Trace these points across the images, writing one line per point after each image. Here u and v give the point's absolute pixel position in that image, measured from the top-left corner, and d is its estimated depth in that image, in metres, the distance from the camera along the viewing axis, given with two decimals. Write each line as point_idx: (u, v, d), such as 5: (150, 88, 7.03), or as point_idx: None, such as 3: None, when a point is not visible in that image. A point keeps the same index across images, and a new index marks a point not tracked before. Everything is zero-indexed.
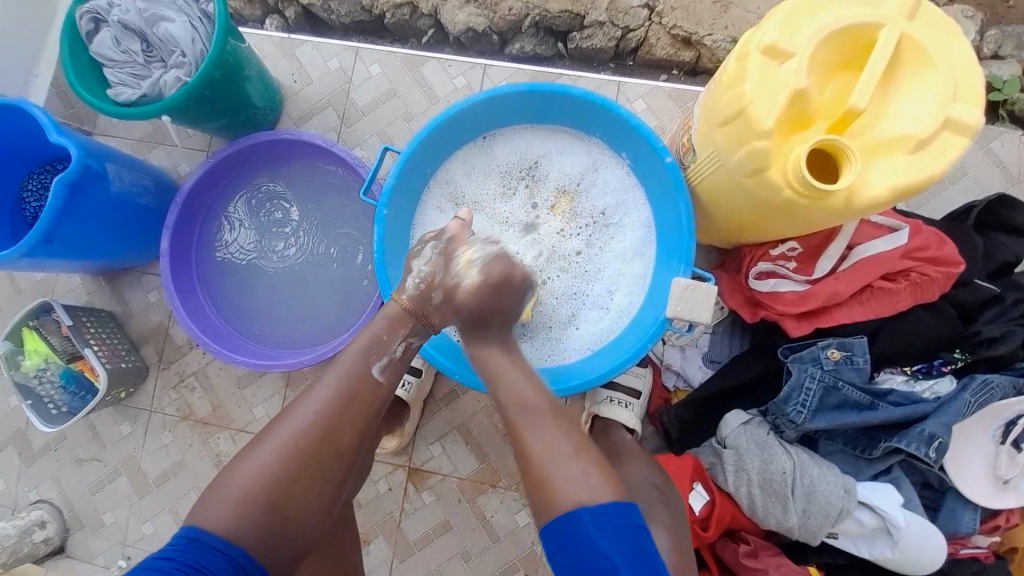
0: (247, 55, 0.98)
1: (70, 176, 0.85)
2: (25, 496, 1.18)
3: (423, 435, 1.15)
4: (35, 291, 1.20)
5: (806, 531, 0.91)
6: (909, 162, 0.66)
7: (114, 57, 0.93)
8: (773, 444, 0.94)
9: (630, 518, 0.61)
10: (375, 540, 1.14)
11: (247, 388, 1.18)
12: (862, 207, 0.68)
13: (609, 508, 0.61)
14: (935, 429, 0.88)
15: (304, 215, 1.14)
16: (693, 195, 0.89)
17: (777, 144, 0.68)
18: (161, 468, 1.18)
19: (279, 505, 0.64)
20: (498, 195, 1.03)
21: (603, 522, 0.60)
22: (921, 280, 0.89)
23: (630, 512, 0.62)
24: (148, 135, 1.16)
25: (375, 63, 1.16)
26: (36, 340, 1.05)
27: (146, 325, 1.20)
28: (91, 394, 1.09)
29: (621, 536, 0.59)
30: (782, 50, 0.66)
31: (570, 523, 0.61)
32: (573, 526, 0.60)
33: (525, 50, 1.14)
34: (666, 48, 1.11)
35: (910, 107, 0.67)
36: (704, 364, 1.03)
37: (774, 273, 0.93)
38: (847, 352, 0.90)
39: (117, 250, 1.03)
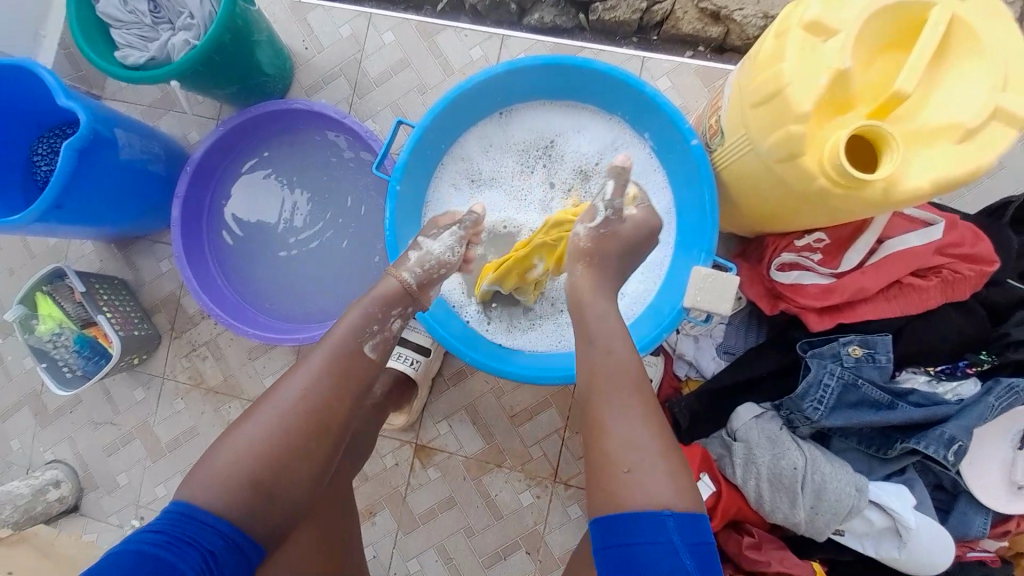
0: (257, 18, 0.94)
1: (79, 140, 0.84)
2: (42, 455, 1.21)
3: (430, 413, 1.16)
4: (47, 256, 1.20)
5: (813, 527, 0.90)
6: (956, 152, 0.62)
7: (121, 18, 0.90)
8: (785, 439, 0.92)
9: (701, 533, 0.60)
10: (380, 513, 1.16)
11: (258, 360, 1.19)
12: (901, 200, 0.64)
13: (690, 519, 0.60)
14: (955, 431, 0.85)
15: (315, 188, 1.12)
16: (718, 180, 0.86)
17: (814, 129, 0.64)
18: (173, 434, 1.20)
19: (275, 481, 0.64)
20: (514, 174, 1.00)
21: (689, 535, 0.59)
22: (953, 278, 0.85)
23: (700, 527, 0.61)
24: (157, 101, 1.14)
25: (388, 31, 1.12)
26: (49, 305, 1.06)
27: (158, 294, 1.20)
28: (105, 359, 1.10)
29: (694, 554, 0.59)
30: (826, 27, 0.62)
31: (638, 521, 0.60)
32: (657, 530, 0.59)
33: (544, 21, 1.09)
34: (694, 22, 1.04)
35: (962, 92, 0.62)
36: (718, 354, 1.00)
37: (797, 264, 0.89)
38: (869, 350, 0.88)
39: (129, 218, 1.02)
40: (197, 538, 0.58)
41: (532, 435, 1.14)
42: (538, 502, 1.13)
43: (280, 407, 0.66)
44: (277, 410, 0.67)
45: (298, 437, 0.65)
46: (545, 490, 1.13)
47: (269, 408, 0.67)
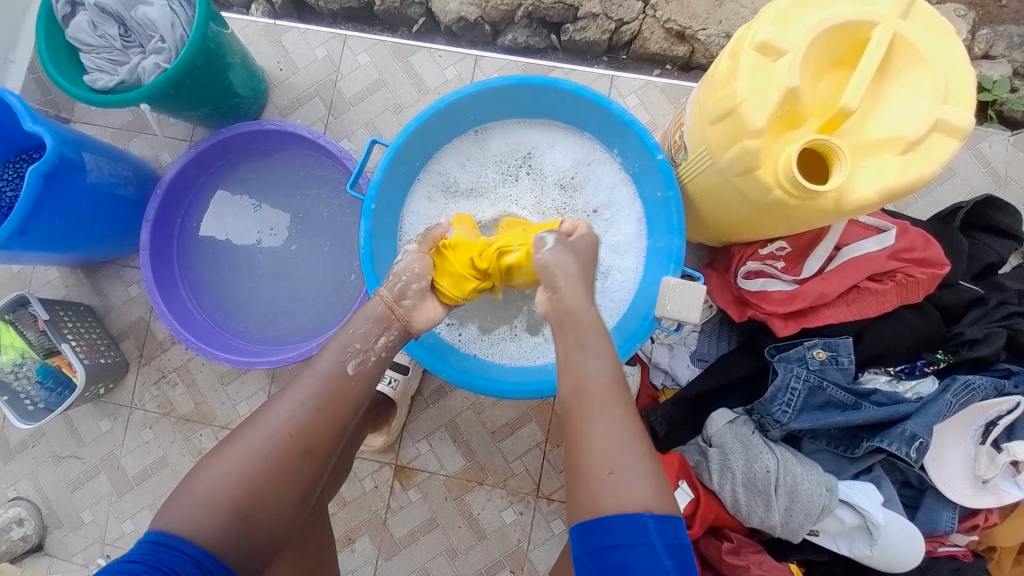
0: (229, 41, 0.95)
1: (44, 165, 0.83)
2: (1, 493, 1.15)
3: (410, 432, 1.15)
4: (10, 284, 1.16)
5: (788, 529, 0.91)
6: (899, 163, 0.66)
7: (90, 42, 0.90)
8: (757, 443, 0.94)
9: (676, 533, 0.59)
10: (360, 538, 1.13)
11: (230, 385, 1.16)
12: (852, 209, 0.67)
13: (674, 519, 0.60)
14: (916, 428, 0.88)
15: (289, 208, 1.12)
16: (684, 192, 0.89)
17: (769, 142, 0.67)
18: (142, 466, 1.15)
19: (247, 497, 0.61)
20: (489, 190, 1.02)
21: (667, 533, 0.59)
22: (907, 282, 0.89)
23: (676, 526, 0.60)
24: (128, 124, 1.13)
25: (363, 52, 1.14)
26: (11, 334, 1.03)
27: (127, 320, 1.17)
28: (69, 389, 1.07)
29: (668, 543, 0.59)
30: (776, 47, 0.65)
31: (614, 529, 0.58)
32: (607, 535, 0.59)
33: (518, 41, 1.12)
34: (661, 41, 1.09)
35: (901, 108, 0.66)
36: (692, 362, 1.03)
37: (762, 272, 0.93)
38: (832, 352, 0.91)
39: (97, 242, 1.00)
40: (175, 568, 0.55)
41: (513, 450, 1.14)
42: (521, 519, 1.12)
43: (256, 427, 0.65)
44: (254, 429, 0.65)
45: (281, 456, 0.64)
46: (528, 506, 1.13)
47: (257, 425, 0.65)
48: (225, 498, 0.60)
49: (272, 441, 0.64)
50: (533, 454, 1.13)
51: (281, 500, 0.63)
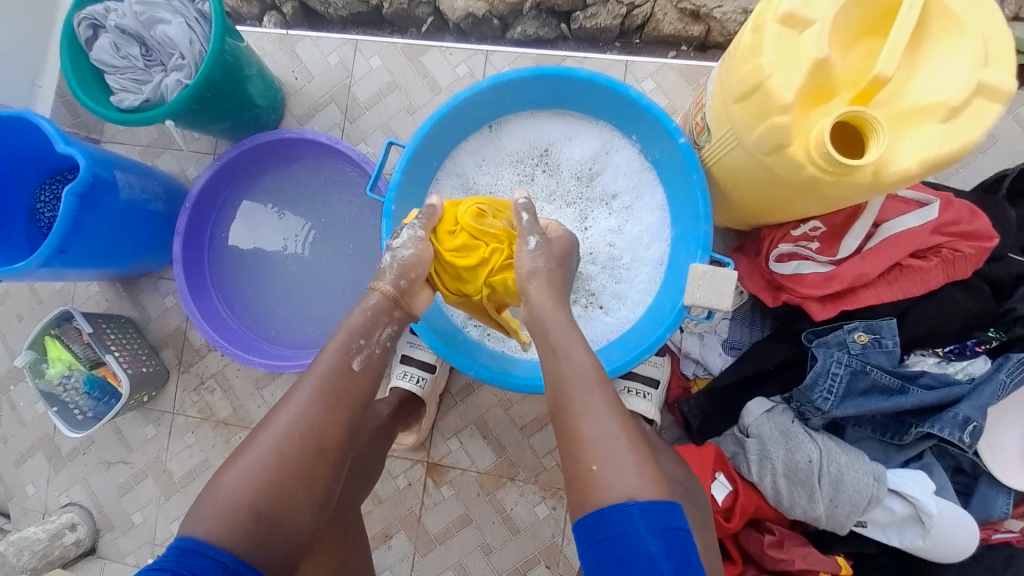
0: (246, 54, 0.97)
1: (80, 185, 0.85)
2: (56, 499, 1.21)
3: (440, 430, 1.15)
4: (54, 300, 1.22)
5: (834, 521, 0.88)
6: (943, 131, 0.62)
7: (115, 64, 0.93)
8: (798, 432, 0.91)
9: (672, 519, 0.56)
10: (396, 535, 1.14)
11: (265, 388, 1.19)
12: (891, 182, 0.64)
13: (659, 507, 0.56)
14: (969, 412, 0.84)
15: (311, 214, 1.14)
16: (708, 175, 0.86)
17: (798, 118, 0.64)
18: (186, 469, 1.19)
19: (277, 497, 0.62)
20: (509, 184, 1.01)
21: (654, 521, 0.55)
22: (953, 257, 0.84)
23: (671, 511, 0.57)
24: (155, 140, 1.17)
25: (375, 55, 1.14)
26: (58, 348, 1.07)
27: (164, 330, 1.21)
28: (115, 398, 1.11)
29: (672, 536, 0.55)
30: (801, 18, 0.62)
31: (618, 514, 0.56)
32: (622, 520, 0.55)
33: (528, 33, 1.11)
34: (674, 23, 1.06)
35: (942, 72, 0.62)
36: (725, 350, 1.00)
37: (795, 254, 0.89)
38: (875, 335, 0.87)
39: (130, 257, 1.04)
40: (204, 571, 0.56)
41: (543, 444, 1.13)
42: (554, 513, 1.12)
43: (281, 427, 0.65)
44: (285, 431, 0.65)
45: (306, 453, 0.64)
46: (560, 500, 1.12)
47: (288, 428, 0.66)
48: (261, 499, 0.61)
49: (303, 443, 0.64)
50: None
51: (310, 496, 0.65)
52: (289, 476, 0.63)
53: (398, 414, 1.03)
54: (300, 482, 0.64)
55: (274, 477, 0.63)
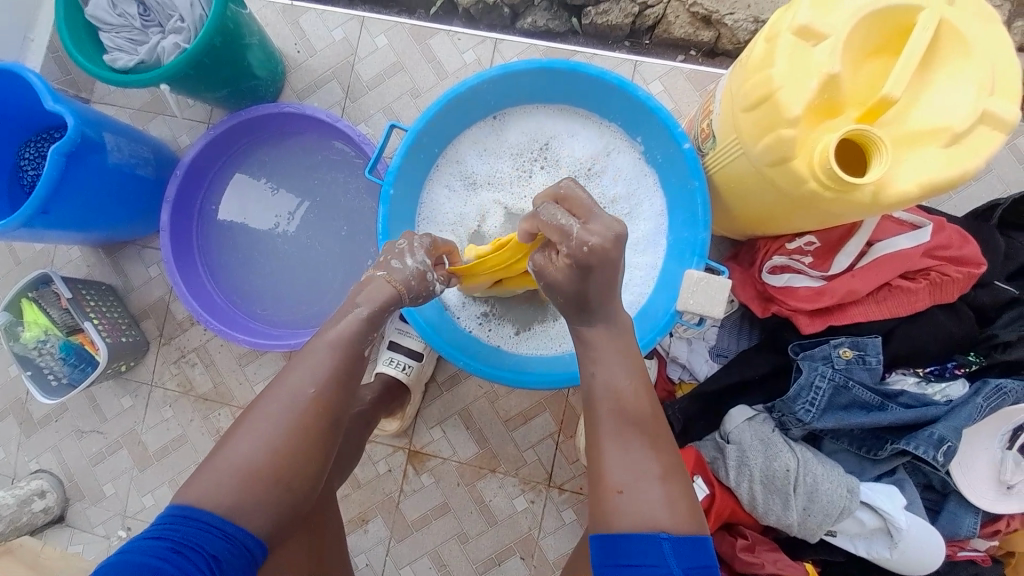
0: (247, 21, 0.94)
1: (66, 145, 0.82)
2: (26, 465, 1.18)
3: (423, 419, 1.15)
4: (33, 262, 1.18)
5: (805, 528, 0.90)
6: (944, 156, 0.63)
7: (110, 22, 0.89)
8: (777, 441, 0.92)
9: (700, 556, 0.61)
10: (373, 520, 1.14)
11: (248, 366, 1.17)
12: (891, 203, 0.65)
13: (689, 540, 0.62)
14: (945, 432, 0.86)
15: (305, 191, 1.12)
16: (710, 183, 0.86)
17: (804, 132, 0.64)
18: (162, 442, 1.18)
19: (264, 476, 0.61)
20: (509, 177, 1.00)
21: (684, 551, 0.61)
22: (941, 281, 0.86)
23: (700, 548, 0.62)
24: (148, 105, 1.13)
25: (381, 34, 1.12)
26: (35, 311, 1.04)
27: (147, 300, 1.18)
28: (92, 366, 1.08)
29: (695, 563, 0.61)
30: (816, 31, 0.62)
31: (651, 547, 0.61)
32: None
33: (538, 24, 1.10)
34: (685, 27, 1.06)
35: (948, 97, 0.63)
36: (711, 357, 1.01)
37: (788, 267, 0.90)
38: (860, 352, 0.88)
39: (117, 223, 1.01)
40: (202, 543, 0.57)
41: (526, 439, 1.13)
42: (532, 507, 1.13)
43: (269, 408, 0.64)
44: (266, 413, 0.64)
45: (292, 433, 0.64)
46: (539, 495, 1.13)
47: (269, 408, 0.65)
48: (234, 480, 0.61)
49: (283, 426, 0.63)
50: (546, 443, 1.13)
51: (299, 477, 0.63)
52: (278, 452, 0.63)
53: (382, 401, 1.02)
54: (287, 463, 0.63)
55: (264, 456, 0.62)
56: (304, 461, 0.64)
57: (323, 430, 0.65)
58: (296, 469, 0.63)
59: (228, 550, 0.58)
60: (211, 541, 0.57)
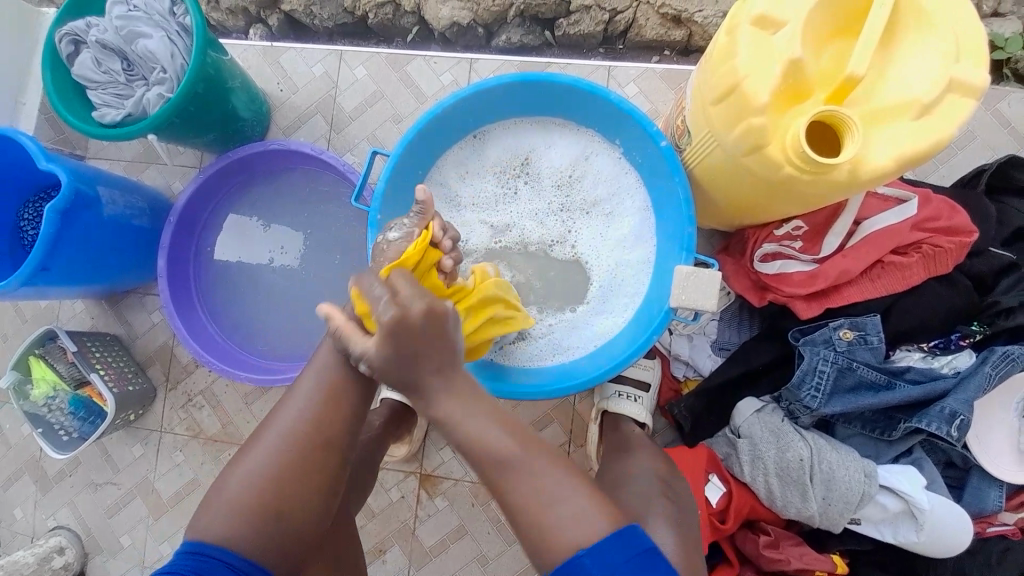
0: (229, 67, 0.97)
1: (61, 202, 0.85)
2: (43, 523, 1.18)
3: (432, 440, 1.14)
4: (39, 319, 1.20)
5: (827, 519, 0.88)
6: (916, 127, 0.63)
7: (96, 79, 0.93)
8: (788, 431, 0.91)
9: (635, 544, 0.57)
10: (391, 549, 1.13)
11: (255, 403, 1.18)
12: (869, 179, 0.65)
13: (667, 495, 0.59)
14: (957, 406, 0.84)
15: (297, 224, 1.14)
16: (690, 177, 0.87)
17: (774, 119, 0.65)
18: (176, 488, 1.17)
19: (268, 504, 0.61)
20: (495, 192, 1.01)
21: (669, 511, 0.58)
22: (934, 253, 0.85)
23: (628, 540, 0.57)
24: (140, 155, 1.16)
25: (360, 65, 1.15)
26: (42, 368, 1.05)
27: (151, 346, 1.20)
28: (101, 418, 1.09)
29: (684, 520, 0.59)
30: (774, 20, 0.64)
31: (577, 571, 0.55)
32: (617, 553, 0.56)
33: (512, 41, 1.12)
34: (656, 28, 1.08)
35: (914, 69, 0.63)
36: (714, 351, 1.00)
37: (779, 254, 0.90)
38: (860, 332, 0.87)
39: (117, 273, 1.03)
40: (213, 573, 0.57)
41: None
42: None
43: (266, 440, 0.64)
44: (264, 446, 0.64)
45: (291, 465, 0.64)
46: None
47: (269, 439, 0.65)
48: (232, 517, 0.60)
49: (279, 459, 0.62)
50: None
51: (304, 503, 0.63)
52: (277, 481, 0.62)
53: (388, 425, 1.02)
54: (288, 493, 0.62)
55: (264, 488, 0.61)
56: (307, 486, 0.63)
57: (323, 456, 0.65)
58: (294, 495, 0.62)
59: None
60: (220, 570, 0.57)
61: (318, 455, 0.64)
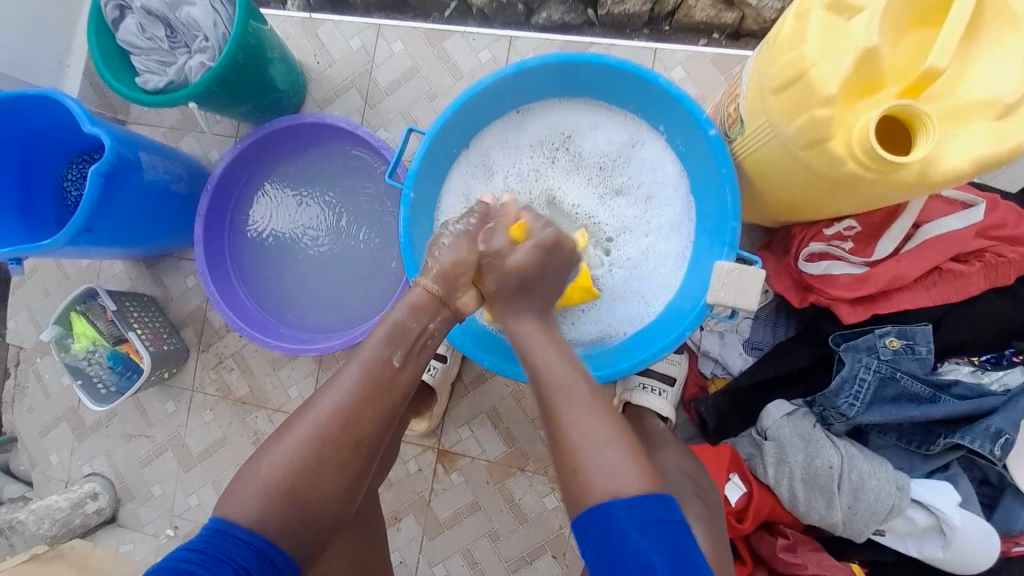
0: (269, 37, 0.95)
1: (104, 165, 0.86)
2: (79, 469, 1.25)
3: (451, 418, 1.15)
4: (80, 277, 1.24)
5: (851, 527, 0.86)
6: (996, 130, 0.58)
7: (140, 46, 0.92)
8: (820, 438, 0.88)
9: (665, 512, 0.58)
10: (405, 518, 1.15)
11: (281, 369, 1.21)
12: (938, 182, 0.60)
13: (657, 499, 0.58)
14: (1001, 424, 0.81)
15: (330, 195, 1.13)
16: (738, 168, 0.83)
17: (841, 112, 0.61)
18: (203, 444, 1.22)
19: (296, 481, 0.61)
20: (533, 171, 0.99)
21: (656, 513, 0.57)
22: (996, 262, 0.80)
23: (664, 505, 0.58)
24: (178, 122, 1.17)
25: (397, 40, 1.12)
26: (83, 324, 1.10)
27: (185, 309, 1.23)
28: (137, 374, 1.13)
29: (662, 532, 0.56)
30: (849, 5, 0.59)
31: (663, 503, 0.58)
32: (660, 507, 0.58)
33: (553, 19, 1.07)
34: (706, 10, 1.01)
35: (1000, 66, 0.58)
36: (746, 350, 0.97)
37: (826, 254, 0.86)
38: (908, 341, 0.84)
39: (154, 238, 1.05)
40: (232, 555, 0.57)
41: None
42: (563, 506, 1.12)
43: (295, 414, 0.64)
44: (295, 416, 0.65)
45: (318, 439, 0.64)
46: None
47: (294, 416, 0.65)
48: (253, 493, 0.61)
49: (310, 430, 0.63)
50: None
51: (333, 477, 0.63)
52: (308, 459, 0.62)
53: (412, 402, 1.04)
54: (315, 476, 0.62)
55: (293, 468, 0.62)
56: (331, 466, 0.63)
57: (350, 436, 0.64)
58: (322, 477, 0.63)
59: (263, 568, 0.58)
60: (239, 552, 0.57)
61: (347, 430, 0.64)
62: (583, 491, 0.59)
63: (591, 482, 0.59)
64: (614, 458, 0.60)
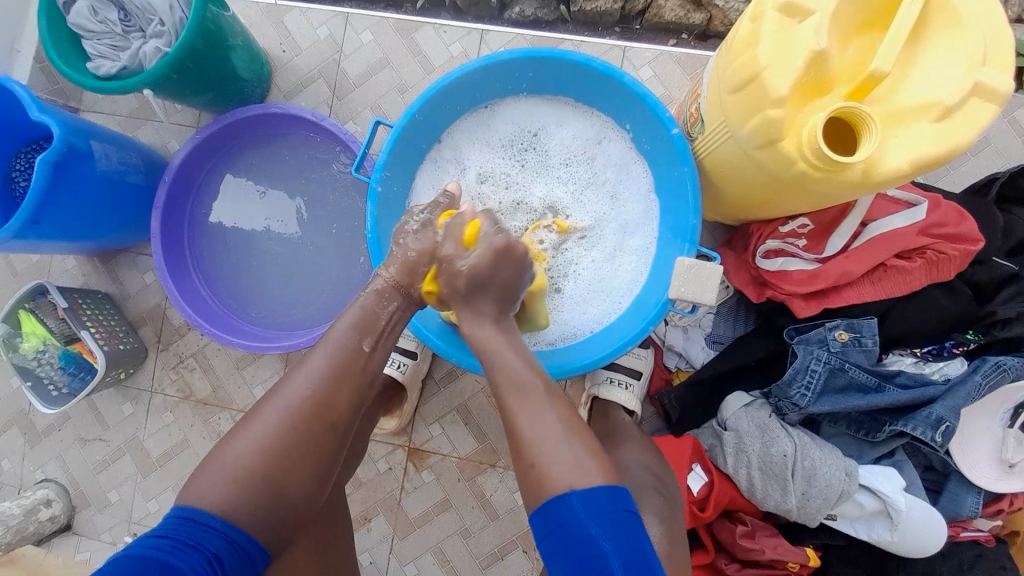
0: (230, 24, 0.93)
1: (52, 154, 0.82)
2: (31, 475, 1.19)
3: (422, 416, 1.15)
4: (30, 273, 1.19)
5: (805, 513, 0.89)
6: (935, 132, 0.62)
7: (91, 29, 0.89)
8: (775, 427, 0.91)
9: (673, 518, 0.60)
10: (376, 518, 1.14)
11: (246, 368, 1.18)
12: (882, 181, 0.63)
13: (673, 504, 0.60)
14: (943, 412, 0.86)
15: (297, 189, 1.11)
16: (700, 168, 0.85)
17: (791, 113, 0.63)
18: (164, 447, 1.18)
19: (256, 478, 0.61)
20: (500, 168, 0.99)
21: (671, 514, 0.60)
22: (937, 259, 0.84)
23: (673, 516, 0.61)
24: (135, 111, 1.13)
25: (366, 30, 1.11)
26: (32, 322, 1.04)
27: (144, 307, 1.19)
28: (91, 374, 1.09)
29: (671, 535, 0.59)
30: (801, 8, 0.61)
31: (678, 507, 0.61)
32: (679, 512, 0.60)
33: (526, 14, 1.08)
34: (676, 9, 1.04)
35: (939, 71, 0.62)
36: (708, 345, 1.00)
37: (782, 251, 0.89)
38: (855, 334, 0.87)
39: (111, 231, 1.01)
40: (202, 542, 0.56)
41: None
42: None
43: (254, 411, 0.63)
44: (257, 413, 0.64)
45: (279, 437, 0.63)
46: None
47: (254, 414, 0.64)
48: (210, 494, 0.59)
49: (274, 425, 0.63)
50: None
51: (294, 476, 0.63)
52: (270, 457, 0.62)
53: (381, 400, 1.02)
54: (275, 475, 0.61)
55: (254, 465, 0.61)
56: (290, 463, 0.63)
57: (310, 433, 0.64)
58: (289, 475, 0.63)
59: (236, 555, 0.58)
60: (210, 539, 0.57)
61: (309, 425, 0.64)
62: (542, 484, 0.60)
63: (551, 471, 0.59)
64: (577, 449, 0.61)
